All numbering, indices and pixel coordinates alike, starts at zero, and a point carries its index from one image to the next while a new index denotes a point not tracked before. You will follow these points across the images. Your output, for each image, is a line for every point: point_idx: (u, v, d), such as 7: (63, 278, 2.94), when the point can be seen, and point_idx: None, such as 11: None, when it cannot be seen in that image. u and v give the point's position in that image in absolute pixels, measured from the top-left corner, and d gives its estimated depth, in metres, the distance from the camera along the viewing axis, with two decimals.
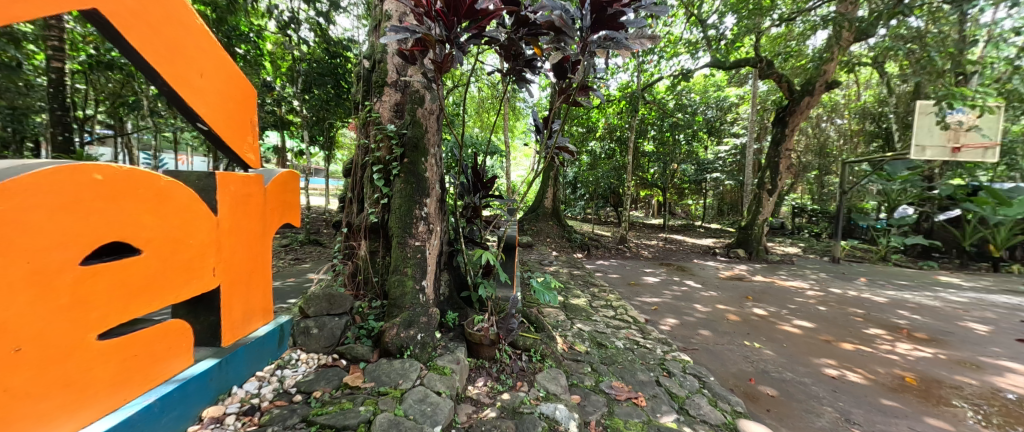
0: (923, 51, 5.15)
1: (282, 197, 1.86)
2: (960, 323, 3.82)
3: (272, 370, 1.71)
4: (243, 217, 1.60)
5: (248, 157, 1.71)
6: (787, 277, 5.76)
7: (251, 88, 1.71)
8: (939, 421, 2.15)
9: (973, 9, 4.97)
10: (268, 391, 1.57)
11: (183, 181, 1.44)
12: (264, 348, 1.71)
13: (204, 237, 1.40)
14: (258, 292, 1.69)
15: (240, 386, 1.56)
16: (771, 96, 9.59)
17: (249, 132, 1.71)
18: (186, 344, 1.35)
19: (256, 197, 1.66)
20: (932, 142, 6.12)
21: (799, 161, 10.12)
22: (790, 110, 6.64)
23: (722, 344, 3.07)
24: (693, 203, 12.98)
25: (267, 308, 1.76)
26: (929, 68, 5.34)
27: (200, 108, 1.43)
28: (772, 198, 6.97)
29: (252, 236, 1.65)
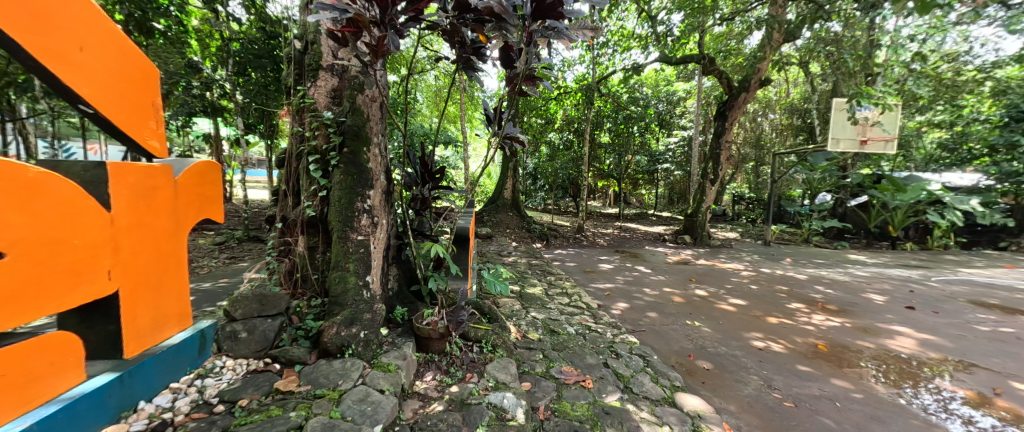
0: (839, 53, 5.76)
1: (198, 189, 1.68)
2: (863, 295, 4.37)
3: (190, 380, 1.56)
4: (148, 213, 1.43)
5: (151, 144, 1.52)
6: (726, 259, 6.27)
7: (151, 65, 1.53)
8: (843, 381, 2.45)
9: (878, 19, 5.62)
10: (184, 403, 1.44)
11: (63, 173, 1.25)
12: (180, 357, 1.55)
13: (95, 236, 1.23)
14: (170, 296, 1.53)
15: (148, 400, 1.41)
16: (713, 92, 10.31)
17: (151, 117, 1.53)
18: (75, 359, 1.19)
19: (164, 190, 1.49)
20: (844, 135, 6.88)
21: (738, 153, 10.96)
22: (730, 106, 7.13)
23: (667, 325, 3.28)
24: (647, 193, 13.60)
25: (184, 312, 1.60)
26: (844, 69, 5.98)
27: (83, 88, 1.24)
28: (714, 187, 7.49)
29: (161, 233, 1.48)
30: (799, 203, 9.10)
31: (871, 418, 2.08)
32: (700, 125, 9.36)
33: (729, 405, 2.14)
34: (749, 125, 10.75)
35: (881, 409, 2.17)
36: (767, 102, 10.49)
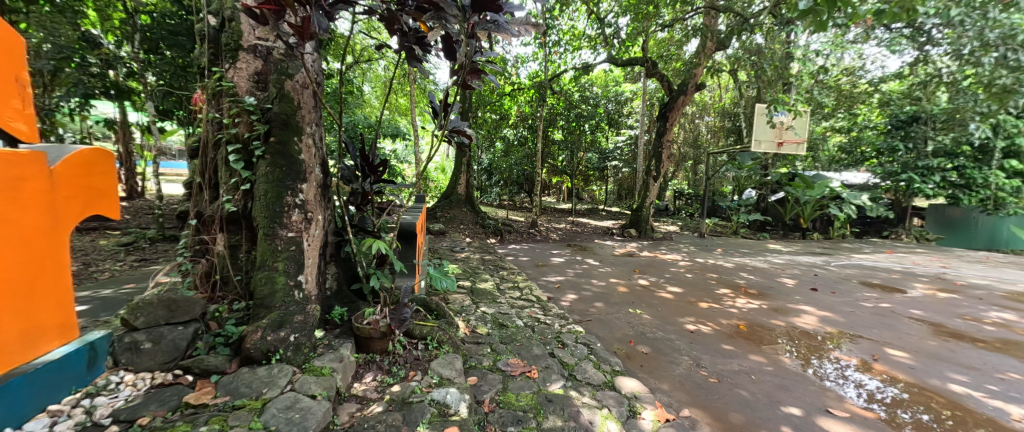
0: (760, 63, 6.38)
1: (80, 181, 1.43)
2: (778, 279, 4.92)
3: (75, 401, 1.34)
4: (14, 208, 1.18)
5: (14, 125, 1.28)
6: (666, 251, 6.71)
7: (9, 29, 1.27)
8: (759, 357, 2.74)
9: (793, 34, 6.27)
10: (67, 427, 1.22)
11: None
12: (61, 374, 1.32)
13: None
14: (47, 306, 1.28)
15: (16, 428, 1.17)
16: (656, 94, 10.93)
17: (12, 94, 1.28)
18: None
19: (35, 180, 1.25)
20: (764, 137, 7.64)
21: (678, 152, 11.76)
22: (671, 107, 7.60)
23: (612, 314, 3.44)
24: (598, 189, 14.14)
25: (66, 323, 1.36)
26: (765, 78, 6.63)
27: None
28: (657, 183, 7.95)
29: (31, 231, 1.23)
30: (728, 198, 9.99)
31: (780, 387, 2.35)
32: (645, 125, 9.89)
33: (662, 385, 2.30)
34: (688, 126, 11.55)
35: (787, 379, 2.46)
36: (703, 105, 11.34)
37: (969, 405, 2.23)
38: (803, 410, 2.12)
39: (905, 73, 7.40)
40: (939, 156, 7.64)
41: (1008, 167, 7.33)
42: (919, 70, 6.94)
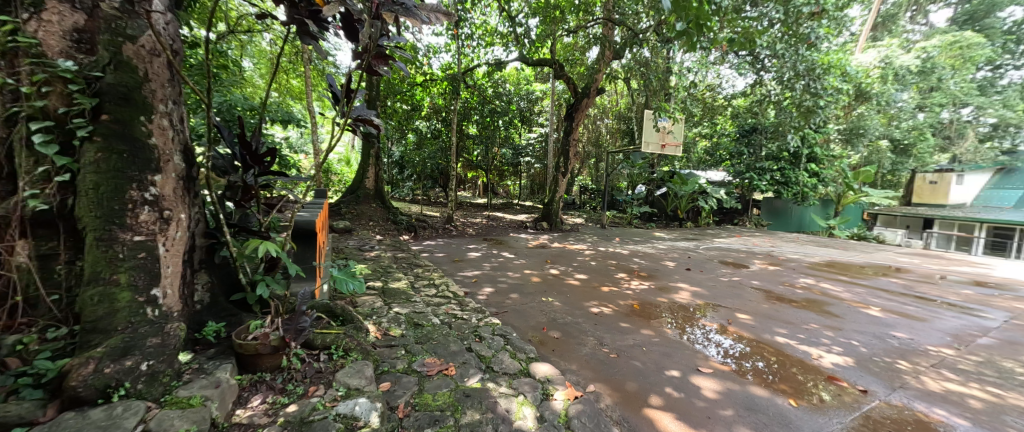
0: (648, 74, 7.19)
1: None
2: (664, 262, 5.62)
3: None
4: None
5: None
6: (574, 241, 7.18)
7: None
8: (649, 330, 3.09)
9: (671, 52, 7.21)
10: None
11: None
12: None
13: None
14: None
15: None
16: (564, 95, 11.52)
17: None
18: None
19: None
20: (650, 139, 8.59)
21: (583, 150, 12.65)
22: (576, 107, 8.09)
23: (526, 304, 3.54)
24: (512, 183, 14.52)
25: None
26: (652, 87, 7.49)
27: None
28: (566, 179, 8.42)
29: None
30: (624, 192, 11.12)
31: (664, 355, 2.69)
32: (554, 124, 10.36)
33: (570, 365, 2.45)
34: (591, 125, 12.49)
35: (669, 346, 2.83)
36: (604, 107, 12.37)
37: (787, 351, 2.84)
38: (681, 372, 2.47)
39: (746, 93, 8.78)
40: (769, 159, 9.65)
41: (809, 169, 9.48)
42: (753, 93, 8.29)
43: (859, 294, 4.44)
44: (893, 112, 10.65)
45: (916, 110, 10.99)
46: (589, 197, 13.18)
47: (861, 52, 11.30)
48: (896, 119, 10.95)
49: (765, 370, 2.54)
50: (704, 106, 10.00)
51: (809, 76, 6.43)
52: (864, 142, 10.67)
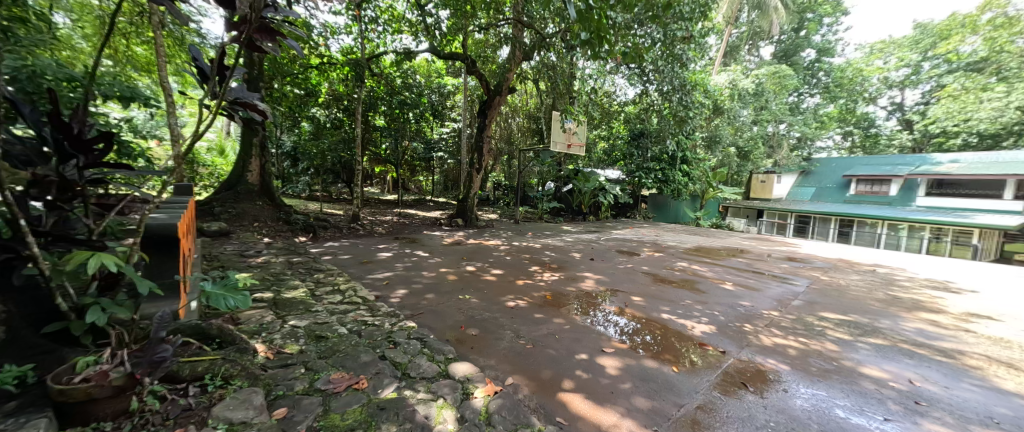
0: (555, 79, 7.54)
1: None
2: (571, 254, 5.98)
3: None
4: None
5: None
6: (489, 237, 7.24)
7: None
8: (561, 318, 3.26)
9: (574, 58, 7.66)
10: None
11: None
12: None
13: None
14: None
15: None
16: (477, 91, 11.48)
17: None
18: None
19: None
20: (557, 139, 9.02)
21: (496, 146, 12.82)
22: (489, 105, 8.11)
23: (443, 303, 3.44)
24: (424, 179, 14.10)
25: None
26: (559, 90, 7.92)
27: None
28: (480, 175, 8.42)
29: None
30: (535, 188, 11.59)
31: (575, 340, 2.85)
32: (468, 119, 10.20)
33: (490, 360, 2.44)
34: (503, 123, 12.70)
35: (578, 332, 3.01)
36: (514, 106, 12.48)
37: (670, 325, 3.28)
38: (589, 354, 2.65)
39: (635, 101, 9.65)
40: (650, 162, 11.20)
41: (682, 170, 11.34)
42: (640, 102, 9.00)
43: (722, 273, 5.31)
44: (738, 125, 13.09)
45: (754, 124, 13.67)
46: (501, 194, 13.62)
47: (715, 74, 13.65)
48: (741, 130, 13.50)
49: (651, 342, 2.93)
50: (603, 110, 10.44)
51: (682, 91, 7.39)
52: (719, 148, 12.82)
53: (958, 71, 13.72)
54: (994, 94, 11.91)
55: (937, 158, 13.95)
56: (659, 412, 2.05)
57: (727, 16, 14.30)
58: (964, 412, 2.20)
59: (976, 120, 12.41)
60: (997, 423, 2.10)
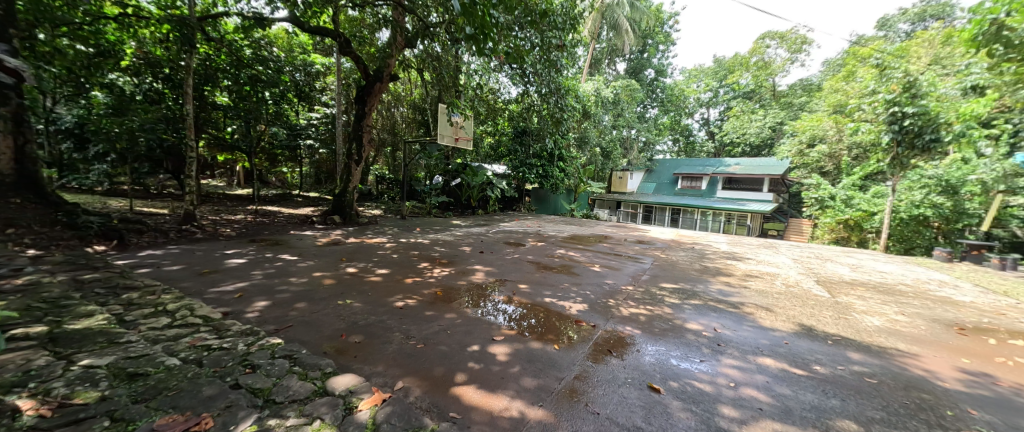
0: (440, 72, 7.32)
1: None
2: (461, 248, 5.96)
3: None
4: None
5: None
6: (372, 234, 6.71)
7: None
8: (452, 314, 3.20)
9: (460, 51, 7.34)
10: None
11: None
12: None
13: None
14: None
15: None
16: (353, 75, 10.51)
17: None
18: None
19: None
20: (444, 132, 8.83)
21: (378, 137, 11.96)
22: (368, 91, 7.46)
23: (318, 312, 3.03)
24: (288, 170, 12.34)
25: None
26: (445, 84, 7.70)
27: None
28: (360, 167, 7.71)
29: None
30: (421, 182, 10.87)
31: (465, 332, 2.84)
32: (342, 104, 9.11)
33: (376, 367, 2.25)
34: (384, 113, 11.49)
35: (469, 324, 3.00)
36: (397, 96, 11.50)
37: (550, 307, 3.54)
38: (480, 345, 2.66)
39: (518, 100, 10.02)
40: (531, 158, 11.96)
41: (557, 166, 12.33)
42: (521, 102, 9.36)
43: (593, 257, 5.95)
44: (602, 128, 14.96)
45: (613, 128, 15.76)
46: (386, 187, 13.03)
47: (583, 82, 15.17)
48: (604, 133, 15.45)
49: (535, 325, 3.10)
50: (489, 106, 10.52)
51: (558, 95, 7.90)
52: (587, 147, 14.41)
53: (738, 97, 20.19)
54: (757, 118, 18.49)
55: (726, 161, 18.47)
56: (545, 388, 2.19)
57: (591, 32, 15.99)
58: (744, 346, 2.96)
59: (749, 134, 18.72)
60: (762, 350, 2.90)
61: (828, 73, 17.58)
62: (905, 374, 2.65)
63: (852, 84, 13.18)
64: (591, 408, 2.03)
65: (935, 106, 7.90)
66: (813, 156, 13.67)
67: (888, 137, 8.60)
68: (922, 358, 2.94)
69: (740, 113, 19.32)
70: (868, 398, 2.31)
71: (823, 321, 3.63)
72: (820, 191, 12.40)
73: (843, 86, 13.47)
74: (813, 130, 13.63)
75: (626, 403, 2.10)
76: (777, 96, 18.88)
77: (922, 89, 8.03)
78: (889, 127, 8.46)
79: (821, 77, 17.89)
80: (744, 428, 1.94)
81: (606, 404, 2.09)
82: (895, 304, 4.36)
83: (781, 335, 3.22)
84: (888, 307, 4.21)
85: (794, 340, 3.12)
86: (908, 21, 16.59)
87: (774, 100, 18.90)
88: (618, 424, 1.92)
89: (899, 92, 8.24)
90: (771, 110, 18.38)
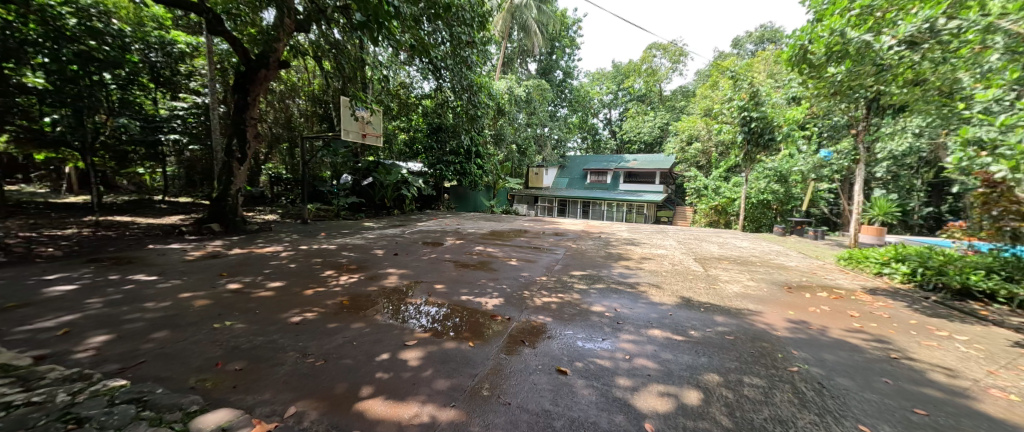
0: (340, 59, 6.67)
1: None
2: (372, 251, 5.57)
3: None
4: None
5: None
6: (264, 243, 5.89)
7: None
8: (359, 323, 2.97)
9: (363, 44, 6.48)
10: None
11: None
12: None
13: None
14: None
15: None
16: (230, 58, 8.99)
17: None
18: None
19: None
20: (350, 127, 8.14)
21: (270, 132, 10.49)
22: (250, 79, 6.45)
23: (186, 339, 2.55)
24: (146, 171, 10.14)
25: None
26: (347, 75, 7.00)
27: None
28: (244, 167, 6.73)
29: None
30: (328, 182, 10.15)
31: (373, 341, 2.66)
32: (216, 95, 7.53)
33: (263, 395, 1.97)
34: (278, 105, 10.27)
35: (379, 332, 2.82)
36: (293, 86, 10.20)
37: (466, 304, 3.50)
38: (391, 352, 2.52)
39: (432, 96, 9.66)
40: (447, 155, 11.72)
41: (475, 164, 12.30)
42: (435, 97, 9.05)
43: (511, 251, 6.07)
44: (516, 126, 15.36)
45: (528, 125, 16.29)
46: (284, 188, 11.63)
47: (497, 79, 15.25)
48: (519, 130, 15.88)
49: (451, 324, 3.04)
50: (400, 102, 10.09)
51: (470, 92, 7.88)
52: (503, 144, 14.63)
53: (633, 100, 22.52)
54: (649, 119, 20.84)
55: (625, 157, 20.40)
56: (458, 388, 2.15)
57: (502, 30, 16.16)
58: (638, 321, 3.31)
59: (643, 133, 21.02)
60: (653, 323, 3.28)
61: (701, 81, 20.57)
62: (753, 329, 3.24)
63: (717, 92, 15.69)
64: (503, 399, 2.07)
65: (772, 112, 9.80)
66: (692, 152, 15.93)
67: (742, 137, 10.45)
68: (765, 314, 3.63)
69: (635, 114, 21.54)
70: (727, 352, 2.77)
71: (700, 292, 4.26)
72: (697, 183, 14.68)
73: (710, 93, 15.92)
74: (690, 130, 15.84)
75: (535, 389, 2.18)
76: (664, 100, 21.50)
77: (762, 98, 9.90)
78: (742, 128, 10.39)
79: (696, 84, 20.86)
80: (635, 395, 2.17)
81: (517, 393, 2.14)
82: (749, 272, 5.32)
83: (666, 308, 3.68)
84: (743, 276, 5.11)
85: (676, 311, 3.59)
86: (753, 42, 20.24)
87: (661, 103, 21.49)
88: (528, 411, 1.98)
89: (747, 100, 10.07)
90: (659, 112, 20.86)
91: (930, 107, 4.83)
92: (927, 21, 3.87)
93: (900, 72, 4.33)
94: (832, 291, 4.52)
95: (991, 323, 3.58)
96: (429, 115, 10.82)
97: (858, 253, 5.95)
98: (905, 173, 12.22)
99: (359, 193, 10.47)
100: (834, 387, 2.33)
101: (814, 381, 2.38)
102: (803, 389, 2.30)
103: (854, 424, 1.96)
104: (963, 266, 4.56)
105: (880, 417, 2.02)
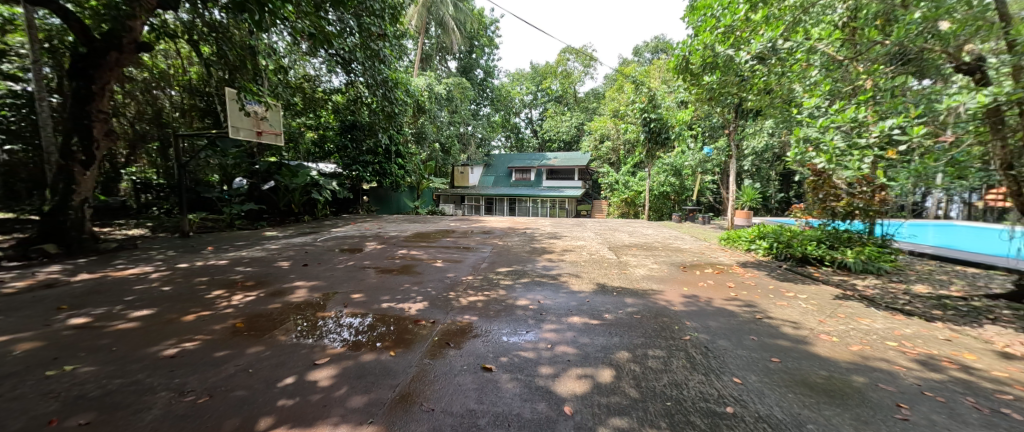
0: (223, 44, 5.75)
1: None
2: (274, 264, 4.93)
3: None
4: None
5: None
6: (126, 264, 4.83)
7: None
8: (256, 347, 2.60)
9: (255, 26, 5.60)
10: None
11: None
12: None
13: None
14: None
15: None
16: (64, 36, 7.15)
17: None
18: None
19: None
20: (241, 125, 7.12)
21: (130, 128, 8.65)
22: (94, 64, 5.19)
23: (1, 396, 1.96)
24: None
25: None
26: (231, 61, 6.05)
27: None
28: (90, 171, 5.44)
29: None
30: (216, 187, 8.49)
31: (274, 365, 2.35)
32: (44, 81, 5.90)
33: None
34: (143, 97, 8.47)
35: (282, 354, 2.50)
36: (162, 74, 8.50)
37: (386, 312, 3.30)
38: (296, 374, 2.25)
39: (342, 91, 8.88)
40: (362, 154, 10.95)
41: (394, 163, 11.68)
42: (346, 92, 8.34)
43: (436, 253, 5.89)
44: (439, 124, 14.89)
45: (451, 124, 15.99)
46: (156, 196, 9.78)
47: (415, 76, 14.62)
48: (442, 129, 15.49)
49: (368, 335, 2.82)
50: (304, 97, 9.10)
51: (385, 86, 7.38)
52: (426, 143, 14.11)
53: (551, 100, 23.56)
54: (566, 119, 21.97)
55: (546, 155, 21.25)
56: (375, 402, 2.00)
57: (417, 26, 15.51)
58: (559, 310, 3.46)
59: (562, 132, 22.08)
60: (574, 311, 3.45)
61: (609, 84, 22.32)
62: (656, 306, 3.61)
63: (622, 95, 17.20)
64: (426, 406, 1.98)
65: (667, 114, 11.03)
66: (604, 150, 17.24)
67: (644, 136, 11.63)
68: (666, 292, 4.07)
69: (555, 114, 22.57)
70: (635, 329, 3.05)
71: (613, 278, 4.62)
72: (610, 178, 15.96)
73: (616, 96, 17.39)
74: (602, 130, 17.09)
75: (460, 390, 2.14)
76: (578, 101, 22.85)
77: (659, 101, 11.13)
78: (645, 128, 11.55)
79: (605, 87, 22.57)
80: (556, 381, 2.25)
81: (441, 397, 2.07)
82: (653, 256, 5.94)
83: (584, 295, 3.91)
84: (650, 260, 5.68)
85: (593, 298, 3.84)
86: (650, 52, 22.53)
87: (576, 104, 22.82)
88: (452, 414, 1.92)
89: (648, 104, 11.23)
90: (575, 113, 22.15)
91: (776, 111, 5.84)
92: (770, 41, 4.75)
93: (755, 82, 5.16)
94: (716, 267, 5.27)
95: (823, 282, 4.53)
96: (340, 111, 10.01)
97: (733, 234, 7.05)
98: (765, 166, 14.83)
99: (259, 198, 9.23)
100: (717, 348, 2.71)
101: (702, 346, 2.74)
102: (694, 353, 2.63)
103: (730, 378, 2.29)
104: (803, 239, 5.68)
105: (749, 369, 2.40)
